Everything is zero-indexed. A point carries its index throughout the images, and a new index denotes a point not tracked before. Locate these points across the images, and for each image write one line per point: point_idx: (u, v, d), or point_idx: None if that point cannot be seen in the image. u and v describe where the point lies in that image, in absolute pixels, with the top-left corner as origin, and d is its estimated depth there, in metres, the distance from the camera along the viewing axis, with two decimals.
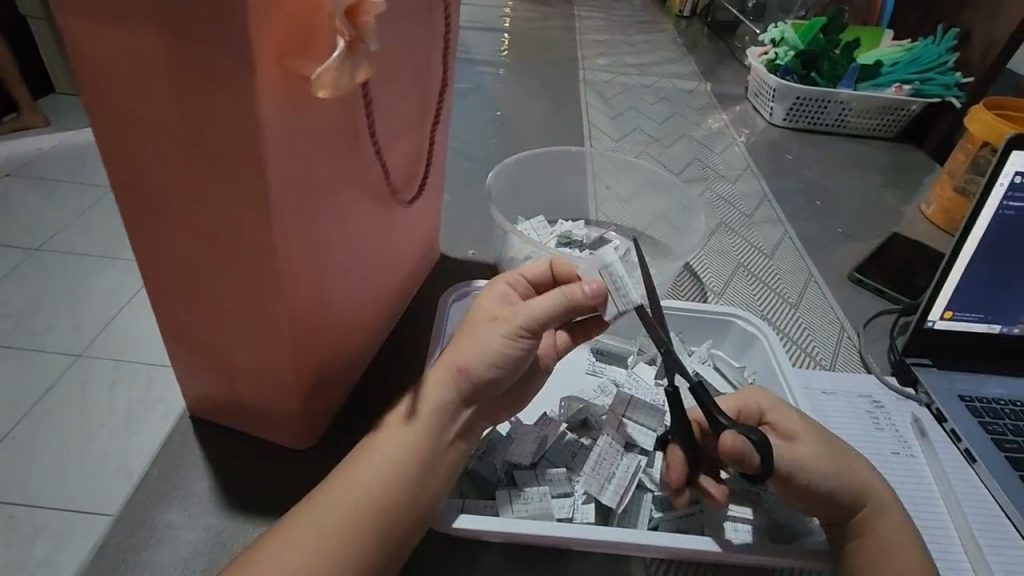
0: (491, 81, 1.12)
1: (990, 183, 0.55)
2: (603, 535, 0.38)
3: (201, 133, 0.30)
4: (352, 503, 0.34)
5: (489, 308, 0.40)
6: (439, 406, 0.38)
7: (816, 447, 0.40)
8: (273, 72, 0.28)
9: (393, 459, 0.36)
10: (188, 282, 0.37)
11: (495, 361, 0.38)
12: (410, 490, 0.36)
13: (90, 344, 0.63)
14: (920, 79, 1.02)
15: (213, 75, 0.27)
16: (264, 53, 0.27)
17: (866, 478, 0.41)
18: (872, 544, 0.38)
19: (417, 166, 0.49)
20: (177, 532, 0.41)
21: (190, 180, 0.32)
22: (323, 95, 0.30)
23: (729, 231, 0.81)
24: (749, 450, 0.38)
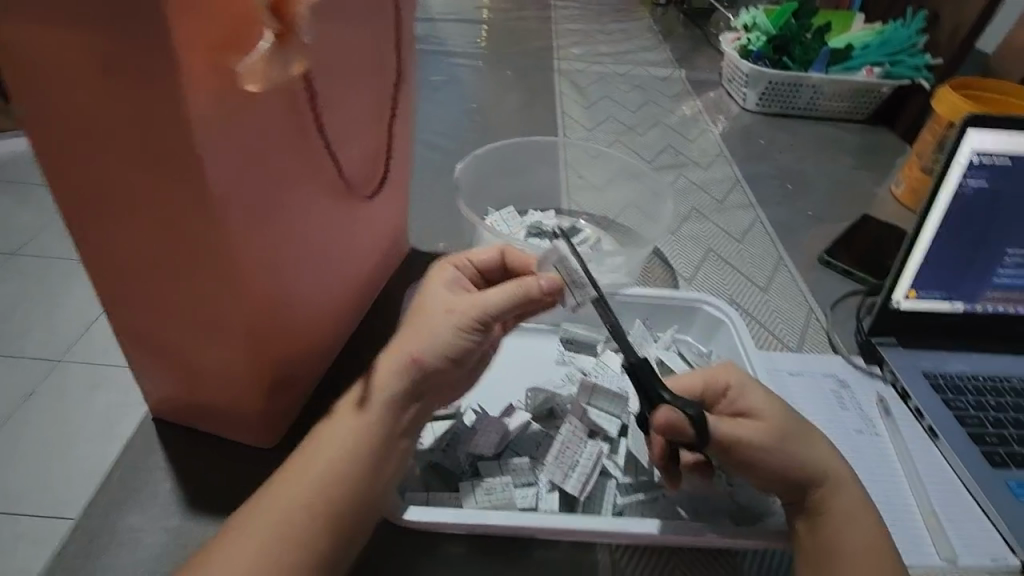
0: (465, 73, 1.11)
1: (949, 163, 0.55)
2: (572, 523, 0.39)
3: (134, 133, 0.29)
4: (304, 487, 0.35)
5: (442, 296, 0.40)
6: (394, 393, 0.37)
7: (777, 427, 0.40)
8: (201, 68, 0.27)
9: (346, 444, 0.36)
10: (137, 283, 0.37)
11: (446, 351, 0.37)
12: (363, 474, 0.36)
13: (71, 349, 0.61)
14: (890, 62, 1.02)
15: (138, 71, 0.27)
16: (189, 47, 0.27)
17: (824, 457, 0.40)
18: (829, 522, 0.39)
19: (376, 160, 0.49)
20: (138, 535, 0.41)
21: (128, 182, 0.31)
22: (253, 88, 0.30)
23: (701, 217, 0.81)
24: (684, 422, 0.38)
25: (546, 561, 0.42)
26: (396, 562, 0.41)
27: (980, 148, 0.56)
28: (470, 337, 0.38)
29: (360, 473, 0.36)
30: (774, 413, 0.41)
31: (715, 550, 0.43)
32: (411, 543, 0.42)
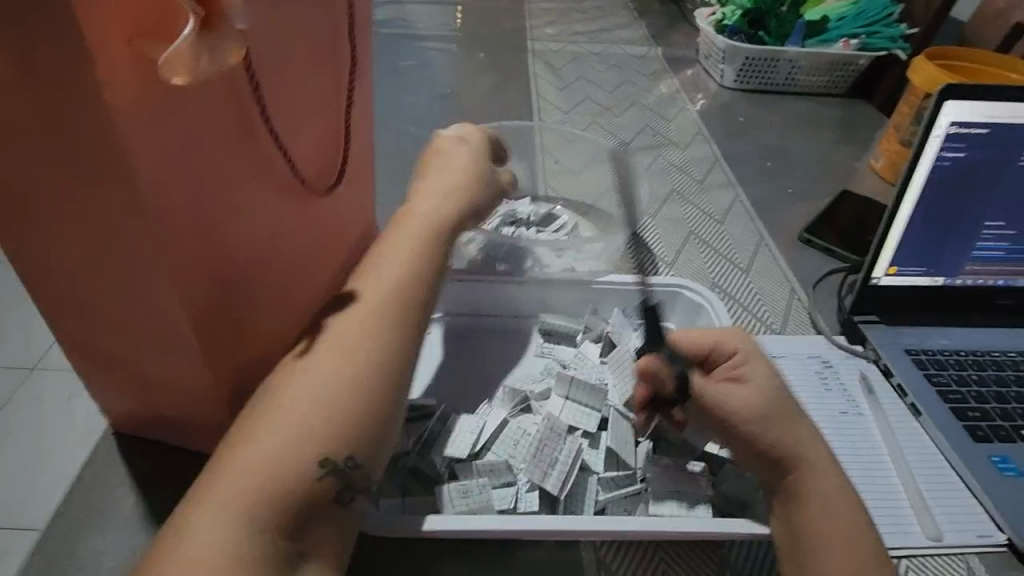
0: (436, 57, 1.08)
1: (926, 136, 0.54)
2: (552, 522, 0.38)
3: (50, 135, 0.27)
4: (283, 429, 0.32)
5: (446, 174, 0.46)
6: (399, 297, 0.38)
7: (764, 404, 0.40)
8: (118, 60, 0.25)
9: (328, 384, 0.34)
10: (78, 294, 0.35)
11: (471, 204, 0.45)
12: (346, 418, 0.33)
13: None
14: (866, 33, 1.01)
15: (47, 68, 0.24)
16: (95, 35, 0.24)
17: (802, 438, 0.40)
18: (810, 504, 0.38)
19: (337, 151, 0.46)
20: (102, 558, 0.40)
21: (53, 185, 0.29)
22: (179, 81, 0.26)
23: (680, 198, 0.80)
24: (664, 372, 0.42)
25: (529, 562, 0.41)
26: (375, 570, 0.39)
27: (958, 120, 0.55)
28: (480, 206, 0.46)
29: (345, 415, 0.33)
30: (767, 386, 0.41)
31: (700, 542, 0.42)
32: (390, 550, 0.40)
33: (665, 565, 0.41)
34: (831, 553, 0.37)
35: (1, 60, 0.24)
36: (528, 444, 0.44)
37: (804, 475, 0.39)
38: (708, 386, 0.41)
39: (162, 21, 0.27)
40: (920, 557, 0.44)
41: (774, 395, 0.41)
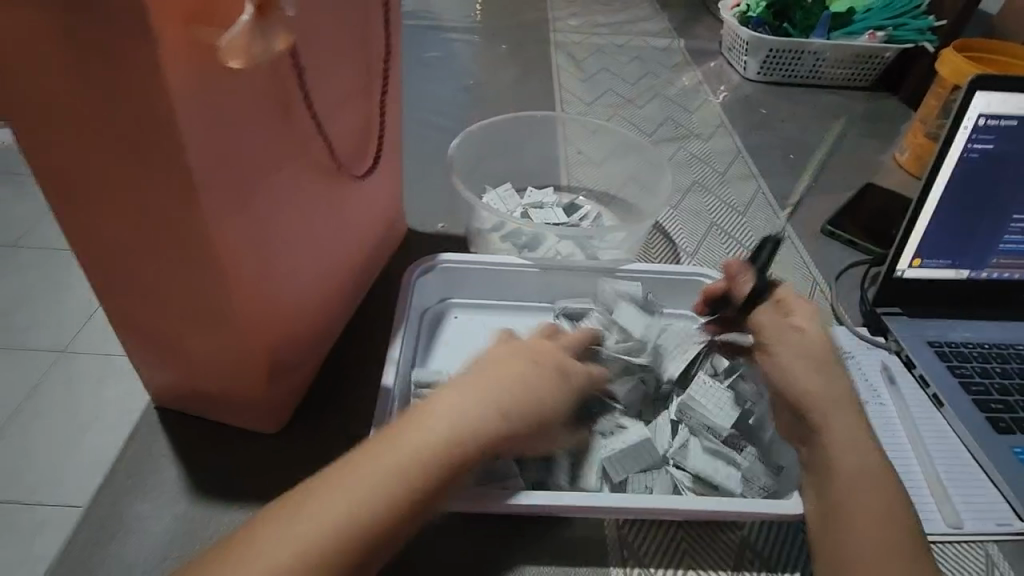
0: (459, 48, 1.09)
1: (955, 127, 0.54)
2: (586, 500, 0.40)
3: (112, 121, 0.28)
4: (274, 564, 0.28)
5: (538, 354, 0.40)
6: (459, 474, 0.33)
7: (816, 378, 0.42)
8: (178, 46, 0.26)
9: (351, 523, 0.30)
10: (125, 271, 0.36)
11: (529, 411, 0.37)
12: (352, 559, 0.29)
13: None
14: (893, 25, 1.00)
15: (110, 51, 0.26)
16: (161, 24, 0.25)
17: (834, 395, 0.41)
18: (843, 473, 0.39)
19: (370, 136, 0.48)
20: (146, 522, 0.41)
21: (108, 169, 0.30)
22: (235, 64, 0.28)
23: (702, 189, 0.80)
24: (744, 277, 0.48)
25: (549, 537, 0.42)
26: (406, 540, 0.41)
27: (986, 111, 0.54)
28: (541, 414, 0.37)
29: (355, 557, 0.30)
30: (815, 334, 0.44)
31: (719, 522, 0.43)
32: None
33: (685, 544, 0.42)
34: (857, 520, 0.37)
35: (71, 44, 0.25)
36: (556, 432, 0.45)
37: (832, 448, 0.39)
38: (769, 310, 0.45)
39: (220, 8, 0.28)
40: (940, 544, 0.44)
41: (819, 352, 0.43)
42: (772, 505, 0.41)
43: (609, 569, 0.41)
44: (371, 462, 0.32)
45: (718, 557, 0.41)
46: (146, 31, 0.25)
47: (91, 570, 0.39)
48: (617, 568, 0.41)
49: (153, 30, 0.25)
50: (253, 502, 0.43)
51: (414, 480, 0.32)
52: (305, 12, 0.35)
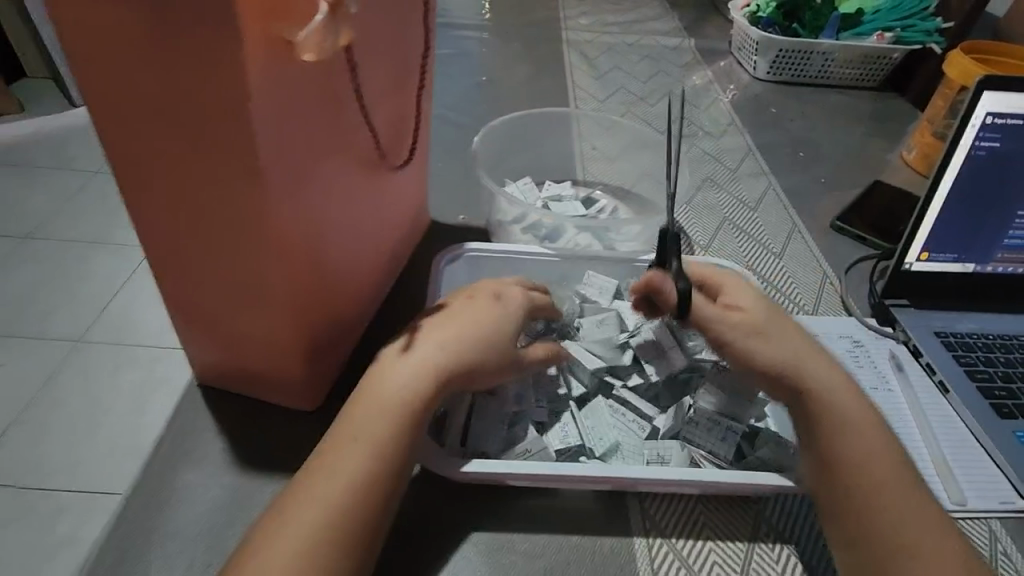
0: (474, 46, 1.11)
1: (963, 126, 0.56)
2: (609, 470, 0.42)
3: (195, 108, 0.32)
4: (291, 540, 0.34)
5: (466, 300, 0.45)
6: (419, 406, 0.39)
7: (777, 342, 0.44)
8: (258, 38, 0.30)
9: (349, 471, 0.36)
10: (186, 252, 0.39)
11: (485, 340, 0.43)
12: (362, 502, 0.36)
13: (88, 330, 0.66)
14: (901, 26, 1.01)
15: (201, 42, 0.29)
16: (250, 20, 0.29)
17: (805, 360, 0.44)
18: (832, 425, 0.42)
19: (404, 132, 0.52)
20: (195, 491, 0.44)
21: (185, 153, 0.34)
22: (307, 58, 0.32)
23: (714, 185, 0.82)
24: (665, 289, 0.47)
25: (575, 509, 0.44)
26: (442, 510, 0.43)
27: (993, 110, 0.57)
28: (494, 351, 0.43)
29: (365, 500, 0.36)
30: (755, 309, 0.46)
31: (736, 497, 0.45)
32: (453, 496, 0.44)
33: (704, 518, 0.44)
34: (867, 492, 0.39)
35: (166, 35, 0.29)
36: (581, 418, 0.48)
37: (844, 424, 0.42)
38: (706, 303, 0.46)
39: (296, 7, 0.32)
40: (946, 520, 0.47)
41: (761, 324, 0.45)
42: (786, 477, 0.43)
43: (632, 539, 0.43)
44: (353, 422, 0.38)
45: (736, 530, 0.44)
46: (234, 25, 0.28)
47: (146, 534, 0.41)
48: (639, 539, 0.43)
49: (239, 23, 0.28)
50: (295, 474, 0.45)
51: (387, 423, 0.38)
52: (363, 17, 0.39)
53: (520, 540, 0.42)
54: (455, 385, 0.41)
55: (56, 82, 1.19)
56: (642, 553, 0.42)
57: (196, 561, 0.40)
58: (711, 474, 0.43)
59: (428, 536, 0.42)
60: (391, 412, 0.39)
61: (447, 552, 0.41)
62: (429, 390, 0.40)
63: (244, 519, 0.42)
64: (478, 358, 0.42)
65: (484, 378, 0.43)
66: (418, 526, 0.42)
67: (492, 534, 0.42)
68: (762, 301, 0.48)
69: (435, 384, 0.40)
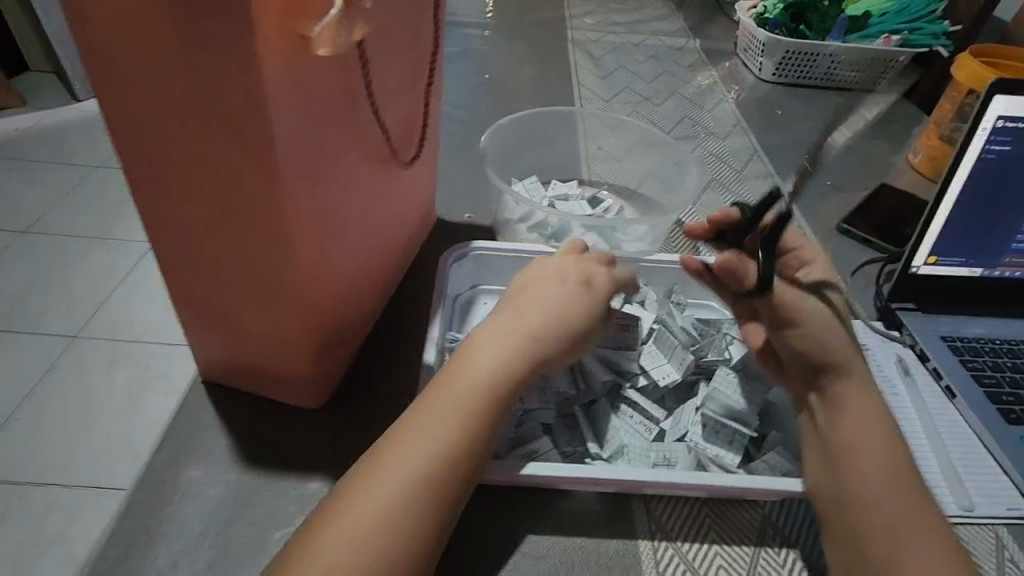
0: (478, 44, 1.11)
1: (974, 129, 0.56)
2: (619, 471, 0.43)
3: (210, 103, 0.31)
4: (362, 542, 0.32)
5: (542, 284, 0.45)
6: (507, 389, 0.39)
7: (831, 331, 0.45)
8: (275, 35, 0.30)
9: (427, 461, 0.35)
10: (197, 247, 0.39)
11: (567, 332, 0.43)
12: (440, 494, 0.35)
13: (87, 327, 0.66)
14: (908, 30, 0.98)
15: (216, 38, 0.29)
16: (267, 14, 0.28)
17: (846, 353, 0.45)
18: (852, 412, 0.43)
19: (413, 128, 0.52)
20: (199, 488, 0.43)
21: (201, 149, 0.33)
22: (322, 53, 0.32)
23: (719, 186, 0.82)
24: (747, 269, 0.45)
25: (579, 508, 0.44)
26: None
27: (1004, 113, 0.56)
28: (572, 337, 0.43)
29: (444, 491, 0.35)
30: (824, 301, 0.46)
31: (743, 500, 0.45)
32: None
33: (710, 520, 0.44)
34: (872, 496, 0.40)
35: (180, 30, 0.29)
36: (586, 424, 0.48)
37: (845, 426, 0.42)
38: (788, 287, 0.45)
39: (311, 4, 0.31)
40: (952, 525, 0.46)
41: (830, 317, 0.45)
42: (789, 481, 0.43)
43: (638, 542, 0.43)
44: (424, 412, 0.37)
45: (741, 534, 0.44)
46: (250, 21, 0.28)
47: (148, 532, 0.41)
48: (645, 542, 0.43)
49: (255, 18, 0.28)
50: (300, 472, 0.45)
51: (465, 416, 0.37)
52: (376, 12, 0.39)
53: (525, 542, 0.42)
54: (536, 370, 0.41)
55: (57, 77, 1.20)
56: (648, 556, 0.42)
57: (199, 559, 0.40)
58: (720, 476, 0.43)
59: None
60: (472, 400, 0.38)
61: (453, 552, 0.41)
62: (509, 381, 0.39)
63: (249, 517, 0.42)
64: (563, 336, 0.42)
65: (564, 359, 0.43)
66: None
67: (498, 536, 0.42)
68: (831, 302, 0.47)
69: (521, 370, 0.40)
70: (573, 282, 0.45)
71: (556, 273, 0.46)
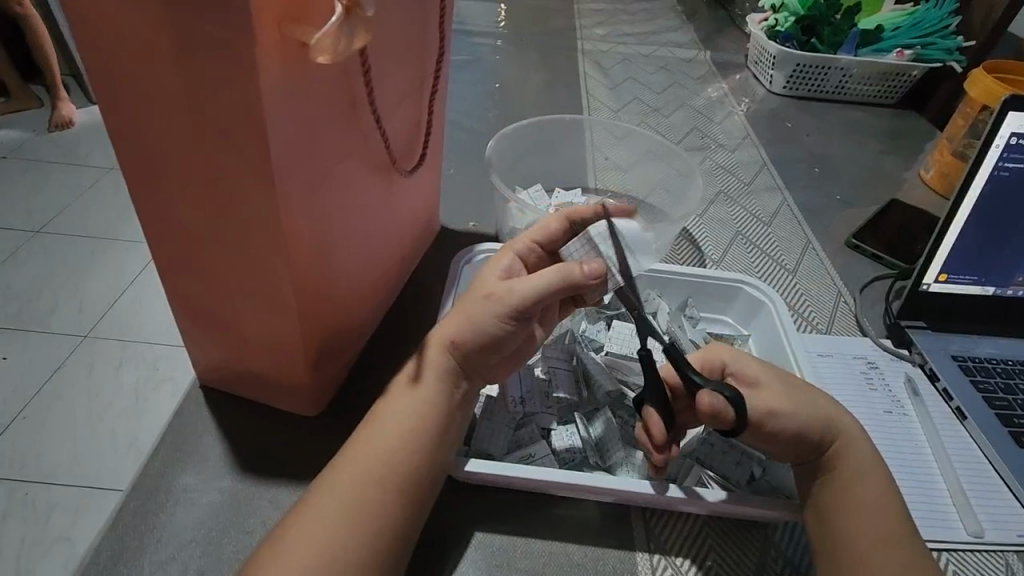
0: (488, 52, 1.11)
1: (987, 146, 0.55)
2: (611, 479, 0.42)
3: (207, 110, 0.31)
4: (314, 544, 0.34)
5: (485, 284, 0.42)
6: (440, 375, 0.41)
7: (782, 390, 0.42)
8: (272, 40, 0.30)
9: (370, 473, 0.37)
10: (195, 253, 0.39)
11: (487, 337, 0.40)
12: (388, 504, 0.37)
13: (95, 327, 0.66)
14: (921, 44, 1.00)
15: (215, 46, 0.29)
16: (264, 21, 0.28)
17: (833, 416, 0.43)
18: (844, 472, 0.41)
19: (416, 139, 0.52)
20: (192, 494, 0.43)
21: (199, 156, 0.34)
22: (321, 60, 0.32)
23: (728, 199, 0.81)
24: (726, 407, 0.40)
25: (578, 519, 0.44)
26: (450, 514, 0.43)
27: (1018, 130, 0.55)
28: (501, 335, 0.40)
29: (393, 499, 0.37)
30: (770, 379, 0.43)
31: (747, 520, 0.44)
32: (460, 502, 0.44)
33: (710, 535, 0.43)
34: (864, 554, 0.38)
35: (181, 37, 0.29)
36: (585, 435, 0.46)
37: (838, 486, 0.41)
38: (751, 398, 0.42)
39: (309, 13, 0.32)
40: (961, 552, 0.45)
41: (782, 373, 0.44)
42: (772, 502, 0.42)
43: (636, 554, 0.42)
44: (376, 432, 0.39)
45: (741, 552, 0.43)
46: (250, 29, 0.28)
47: (140, 539, 0.40)
48: (643, 556, 0.42)
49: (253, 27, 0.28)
50: (296, 480, 0.44)
51: (412, 420, 0.39)
52: (375, 19, 0.39)
53: (523, 548, 0.42)
54: (466, 367, 0.41)
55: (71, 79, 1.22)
56: (646, 571, 0.41)
57: (191, 566, 0.39)
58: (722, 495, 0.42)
59: (437, 550, 0.41)
60: (421, 411, 0.39)
61: (450, 566, 0.40)
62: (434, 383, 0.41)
63: (242, 525, 0.42)
64: (512, 304, 0.39)
65: (495, 351, 0.41)
66: (432, 540, 0.42)
67: (493, 546, 0.42)
68: (769, 365, 0.45)
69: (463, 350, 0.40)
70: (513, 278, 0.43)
71: (498, 276, 0.43)
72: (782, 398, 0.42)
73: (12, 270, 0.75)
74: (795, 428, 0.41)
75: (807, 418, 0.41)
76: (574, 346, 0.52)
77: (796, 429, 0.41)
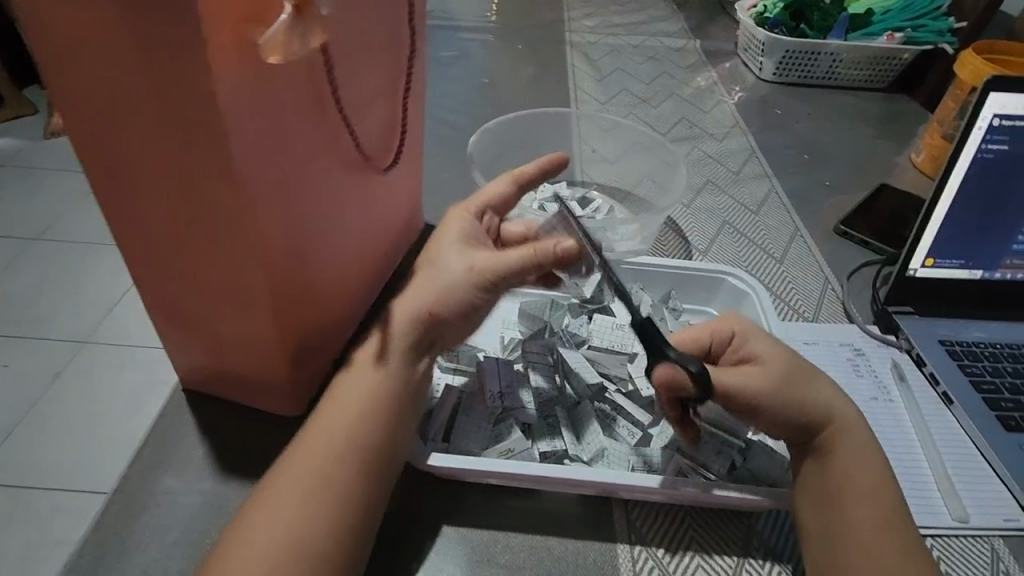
0: (476, 47, 1.11)
1: (970, 128, 0.55)
2: (586, 473, 0.42)
3: (165, 113, 0.31)
4: (275, 533, 0.34)
5: (450, 260, 0.42)
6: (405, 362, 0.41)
7: (781, 368, 0.42)
8: (226, 39, 0.30)
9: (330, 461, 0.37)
10: (168, 256, 0.39)
11: (464, 308, 0.41)
12: (349, 491, 0.37)
13: (86, 332, 0.66)
14: (912, 26, 0.99)
15: (166, 47, 0.28)
16: (212, 21, 0.28)
17: (830, 405, 0.42)
18: (840, 460, 0.41)
19: (392, 135, 0.52)
20: (174, 497, 0.43)
21: (162, 159, 0.33)
22: (273, 60, 0.32)
23: (715, 188, 0.81)
24: (684, 377, 0.38)
25: (555, 514, 0.43)
26: (430, 511, 0.43)
27: (1000, 112, 0.55)
28: (473, 306, 0.41)
29: (352, 486, 0.37)
30: (776, 361, 0.42)
31: (728, 510, 0.44)
32: (439, 498, 0.44)
33: (692, 526, 0.43)
34: (862, 542, 0.38)
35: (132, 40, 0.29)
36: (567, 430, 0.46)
37: (830, 473, 0.40)
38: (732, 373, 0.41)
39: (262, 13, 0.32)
40: (945, 537, 0.45)
41: (782, 354, 0.43)
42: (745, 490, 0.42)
43: (616, 546, 0.42)
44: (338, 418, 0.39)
45: (724, 543, 0.43)
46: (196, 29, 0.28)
47: (122, 542, 0.41)
48: (624, 547, 0.42)
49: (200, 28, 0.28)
50: None
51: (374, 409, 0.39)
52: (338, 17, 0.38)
53: (502, 543, 0.42)
54: (426, 341, 0.42)
55: None
56: (626, 564, 0.41)
57: (172, 567, 0.40)
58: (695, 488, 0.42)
59: (415, 546, 0.41)
60: (376, 396, 0.39)
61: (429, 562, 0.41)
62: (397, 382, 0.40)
63: (224, 526, 0.42)
64: (489, 276, 0.40)
65: (465, 324, 0.42)
66: (404, 536, 0.42)
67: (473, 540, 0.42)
68: (775, 343, 0.44)
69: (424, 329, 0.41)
70: (470, 247, 0.43)
71: (456, 245, 0.43)
72: (771, 388, 0.41)
73: (6, 277, 0.76)
74: (781, 419, 0.41)
75: (790, 405, 0.41)
76: (555, 339, 0.52)
77: (784, 415, 0.41)
